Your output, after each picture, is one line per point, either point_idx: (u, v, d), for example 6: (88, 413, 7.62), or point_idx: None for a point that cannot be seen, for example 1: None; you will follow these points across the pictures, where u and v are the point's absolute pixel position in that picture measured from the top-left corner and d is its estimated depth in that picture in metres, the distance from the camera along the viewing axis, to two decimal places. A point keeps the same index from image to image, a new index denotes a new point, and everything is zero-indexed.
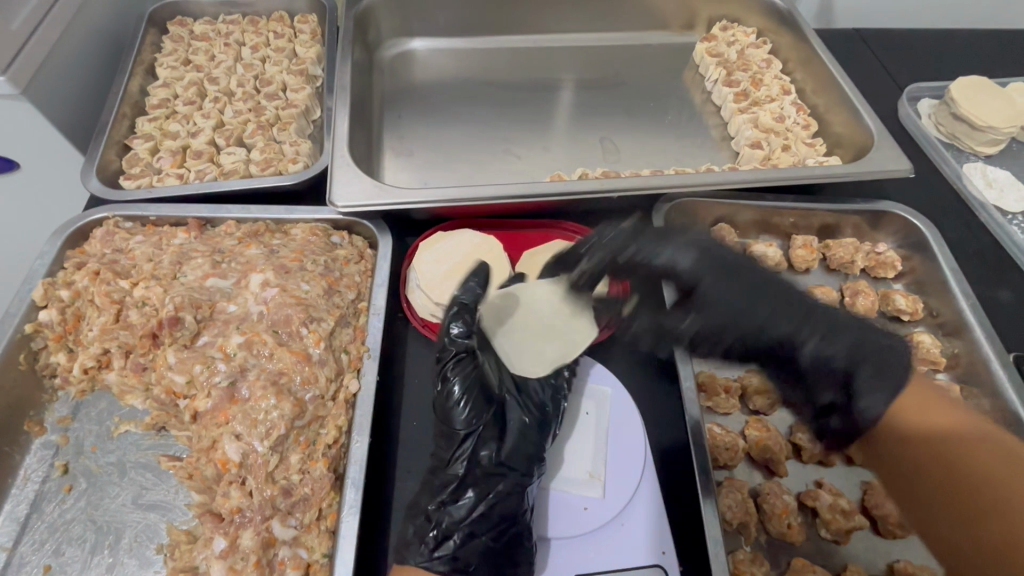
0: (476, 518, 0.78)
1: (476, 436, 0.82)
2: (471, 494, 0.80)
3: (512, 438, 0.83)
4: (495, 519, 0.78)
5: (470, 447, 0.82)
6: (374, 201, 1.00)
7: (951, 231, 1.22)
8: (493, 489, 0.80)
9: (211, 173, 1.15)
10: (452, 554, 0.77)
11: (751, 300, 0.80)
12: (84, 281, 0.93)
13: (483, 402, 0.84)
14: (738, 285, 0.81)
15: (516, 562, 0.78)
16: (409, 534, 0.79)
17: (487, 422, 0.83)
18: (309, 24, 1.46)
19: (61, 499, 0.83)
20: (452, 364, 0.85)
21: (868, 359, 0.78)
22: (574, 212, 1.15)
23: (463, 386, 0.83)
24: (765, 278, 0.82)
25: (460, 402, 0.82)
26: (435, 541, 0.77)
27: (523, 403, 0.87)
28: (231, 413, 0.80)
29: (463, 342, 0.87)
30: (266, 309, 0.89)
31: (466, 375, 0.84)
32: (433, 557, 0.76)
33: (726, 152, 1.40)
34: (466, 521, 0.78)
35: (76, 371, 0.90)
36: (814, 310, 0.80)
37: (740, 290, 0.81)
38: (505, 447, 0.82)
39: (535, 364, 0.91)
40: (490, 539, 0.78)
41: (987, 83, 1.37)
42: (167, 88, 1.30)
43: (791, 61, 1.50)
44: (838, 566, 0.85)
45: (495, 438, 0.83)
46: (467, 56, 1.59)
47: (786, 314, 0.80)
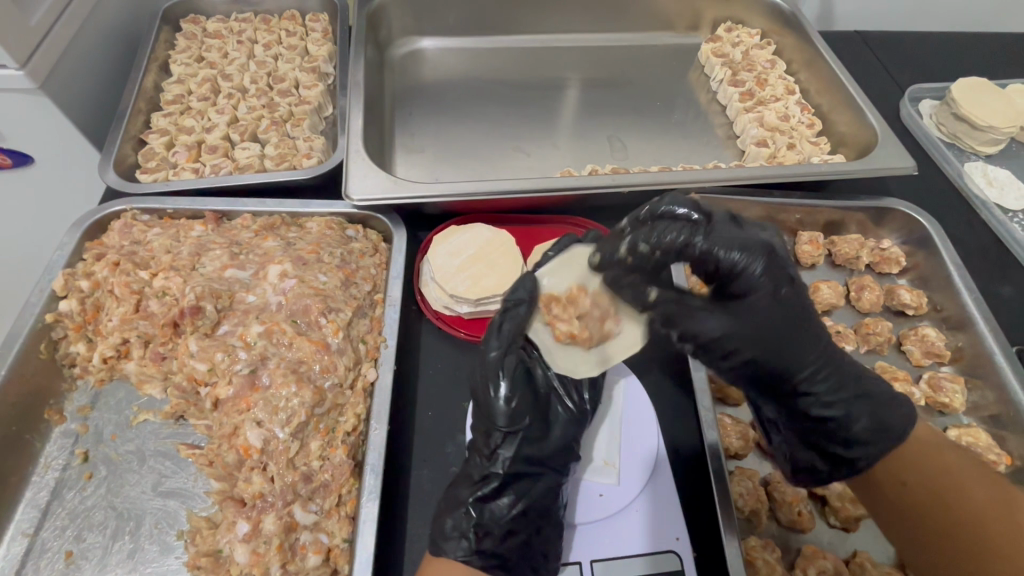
0: (516, 517, 0.79)
1: (517, 438, 0.82)
2: (508, 494, 0.81)
3: (554, 436, 0.86)
4: (531, 517, 0.80)
5: (512, 447, 0.82)
6: (389, 195, 1.02)
7: (953, 229, 1.25)
8: (532, 488, 0.82)
9: (226, 167, 1.17)
10: (492, 551, 0.77)
11: (803, 349, 0.71)
12: (104, 272, 0.94)
13: (530, 400, 0.85)
14: (790, 299, 0.71)
15: (548, 559, 0.78)
16: (447, 527, 0.77)
17: (531, 420, 0.84)
18: (320, 23, 1.48)
19: (82, 486, 0.84)
20: (499, 354, 0.82)
21: (874, 426, 0.71)
22: (583, 208, 1.17)
23: (510, 382, 0.82)
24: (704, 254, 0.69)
25: (508, 396, 0.81)
26: (475, 536, 0.76)
27: (566, 406, 0.89)
28: (252, 400, 0.81)
29: (510, 334, 0.82)
30: (285, 299, 0.91)
31: (512, 367, 0.83)
32: (473, 552, 0.75)
33: (732, 150, 1.42)
34: (505, 520, 0.79)
35: (96, 361, 0.91)
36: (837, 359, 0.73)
37: (794, 322, 0.70)
38: (546, 447, 0.84)
39: (581, 362, 0.83)
40: (529, 538, 0.79)
41: (986, 84, 1.40)
42: (181, 84, 1.32)
43: (794, 61, 1.52)
44: (848, 553, 0.87)
45: (537, 438, 0.85)
46: (476, 56, 1.61)
47: (842, 377, 0.72)
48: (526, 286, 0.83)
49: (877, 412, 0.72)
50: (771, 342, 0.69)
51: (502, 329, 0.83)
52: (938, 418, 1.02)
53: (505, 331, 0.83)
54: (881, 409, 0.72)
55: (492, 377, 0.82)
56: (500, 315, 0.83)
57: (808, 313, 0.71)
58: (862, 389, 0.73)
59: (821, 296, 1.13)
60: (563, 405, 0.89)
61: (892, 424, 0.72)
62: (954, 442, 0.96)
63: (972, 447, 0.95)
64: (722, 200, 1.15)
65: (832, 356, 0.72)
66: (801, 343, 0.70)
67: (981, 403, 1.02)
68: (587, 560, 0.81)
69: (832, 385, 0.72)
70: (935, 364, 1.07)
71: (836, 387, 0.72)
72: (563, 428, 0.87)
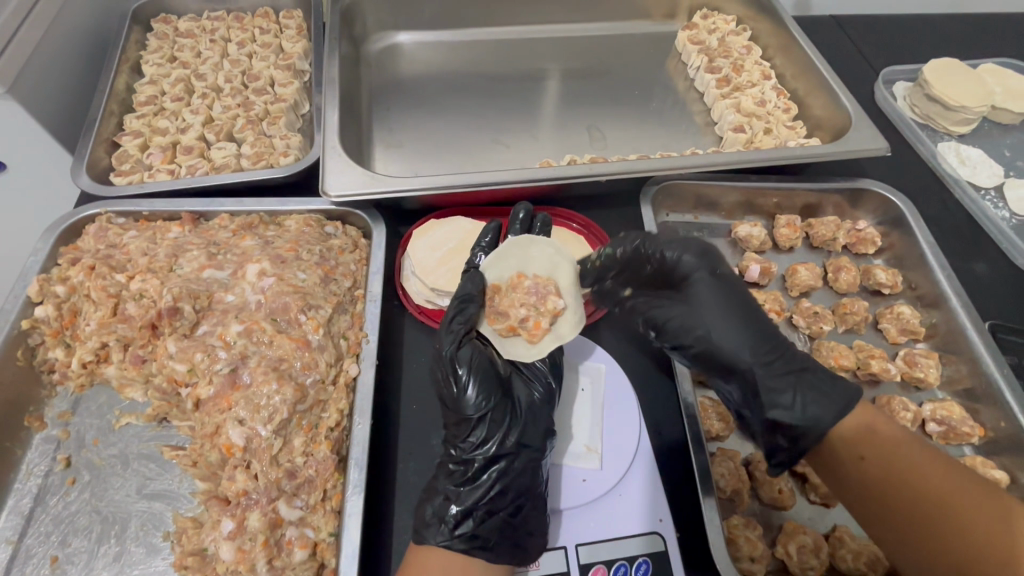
0: (494, 497, 0.80)
1: (486, 421, 0.83)
2: (489, 476, 0.81)
3: (523, 416, 0.85)
4: (512, 495, 0.80)
5: (482, 430, 0.82)
6: (366, 190, 1.01)
7: (928, 208, 1.27)
8: (508, 467, 0.82)
9: (202, 168, 1.16)
10: (473, 532, 0.77)
11: (736, 331, 0.83)
12: (80, 276, 0.93)
13: (493, 382, 0.84)
14: (722, 294, 0.85)
15: (534, 535, 0.79)
16: (428, 514, 0.79)
17: (498, 400, 0.84)
18: (294, 20, 1.47)
19: (65, 492, 0.84)
20: (454, 346, 0.85)
21: (816, 403, 0.78)
22: (563, 198, 1.18)
23: (470, 368, 0.83)
24: (719, 278, 0.86)
25: (469, 384, 0.82)
26: (456, 520, 0.77)
27: (530, 385, 0.89)
28: (234, 399, 0.81)
29: (460, 329, 0.86)
30: (264, 298, 0.90)
31: (468, 356, 0.84)
32: (454, 536, 0.76)
33: (710, 137, 1.43)
34: (485, 501, 0.79)
35: (75, 366, 0.91)
36: (781, 358, 0.82)
37: (729, 313, 0.84)
38: (516, 426, 0.84)
39: (526, 349, 0.92)
40: (511, 515, 0.79)
41: (957, 64, 1.42)
42: (154, 85, 1.30)
43: (770, 47, 1.53)
44: (827, 528, 0.88)
45: (505, 417, 0.84)
46: (453, 49, 1.60)
47: (782, 368, 0.82)
48: (474, 286, 0.91)
49: (817, 393, 0.79)
50: (709, 331, 0.83)
51: (454, 324, 0.87)
52: (913, 393, 1.05)
53: (456, 327, 0.86)
54: (815, 382, 0.80)
55: (451, 368, 0.84)
56: (446, 318, 0.87)
57: (748, 314, 0.84)
58: (804, 379, 0.81)
59: (799, 278, 1.14)
60: (525, 383, 0.90)
61: (827, 399, 0.78)
62: (930, 416, 0.99)
63: (946, 421, 0.97)
64: (700, 185, 1.16)
65: (766, 347, 0.83)
66: (734, 325, 0.83)
67: (956, 377, 1.04)
68: (572, 544, 0.82)
69: (772, 355, 0.82)
70: (910, 341, 1.09)
71: (784, 379, 0.80)
72: (527, 403, 0.87)
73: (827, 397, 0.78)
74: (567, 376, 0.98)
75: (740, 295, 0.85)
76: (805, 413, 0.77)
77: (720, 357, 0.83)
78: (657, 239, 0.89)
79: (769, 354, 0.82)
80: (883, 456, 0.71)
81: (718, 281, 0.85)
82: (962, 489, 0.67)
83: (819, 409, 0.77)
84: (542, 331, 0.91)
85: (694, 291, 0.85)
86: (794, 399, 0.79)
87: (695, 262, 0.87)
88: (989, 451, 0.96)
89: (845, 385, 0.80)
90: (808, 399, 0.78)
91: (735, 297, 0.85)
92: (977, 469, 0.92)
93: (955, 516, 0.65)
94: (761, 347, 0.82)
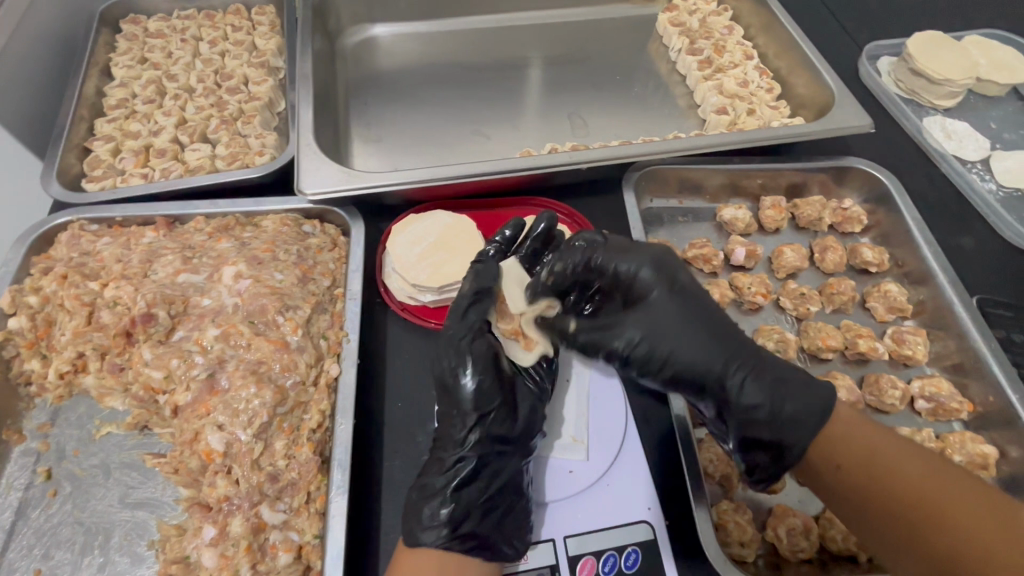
0: (491, 498, 0.78)
1: (487, 421, 0.81)
2: (485, 479, 0.79)
3: (523, 417, 0.84)
4: (508, 495, 0.80)
5: (480, 431, 0.81)
6: (344, 187, 1.00)
7: (915, 183, 1.25)
8: (505, 468, 0.81)
9: (176, 171, 1.14)
10: (470, 533, 0.76)
11: (699, 347, 0.78)
12: (53, 286, 0.92)
13: (495, 382, 0.83)
14: (679, 308, 0.79)
15: (525, 533, 0.79)
16: (426, 515, 0.76)
17: (499, 402, 0.83)
18: (266, 16, 1.44)
19: (47, 504, 0.83)
20: (466, 340, 0.84)
21: (793, 415, 0.73)
22: (544, 187, 1.16)
23: (476, 366, 0.82)
24: (673, 289, 0.80)
25: (472, 383, 0.81)
26: (455, 523, 0.75)
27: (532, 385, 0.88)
28: (211, 405, 0.80)
29: (475, 321, 0.85)
30: (240, 300, 0.89)
31: (480, 352, 0.83)
32: (452, 538, 0.75)
33: (694, 120, 1.41)
34: (481, 500, 0.78)
35: (52, 377, 0.89)
36: (753, 368, 0.76)
37: (688, 330, 0.78)
38: (516, 427, 0.83)
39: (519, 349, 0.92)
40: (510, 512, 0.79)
41: (941, 37, 1.40)
42: (125, 87, 1.27)
43: (752, 26, 1.51)
44: (819, 509, 0.87)
45: (507, 417, 0.83)
46: (430, 40, 1.57)
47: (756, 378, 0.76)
48: (489, 275, 0.89)
49: (794, 402, 0.74)
50: (672, 350, 0.78)
51: (467, 313, 0.86)
52: (903, 370, 1.04)
53: (470, 317, 0.86)
54: (790, 391, 0.75)
55: (454, 365, 0.82)
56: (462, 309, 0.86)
57: (709, 324, 0.79)
58: (778, 388, 0.75)
59: (785, 260, 1.13)
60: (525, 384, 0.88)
61: (806, 409, 0.73)
62: (919, 393, 0.98)
63: (935, 397, 0.97)
64: (683, 170, 1.15)
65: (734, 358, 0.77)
66: (695, 341, 0.78)
67: (944, 353, 1.03)
68: (560, 536, 0.81)
69: (743, 366, 0.76)
70: (898, 318, 1.08)
71: (757, 394, 0.75)
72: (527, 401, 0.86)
73: (804, 401, 0.74)
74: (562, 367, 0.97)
75: (700, 306, 0.80)
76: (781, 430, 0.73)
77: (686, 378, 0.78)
78: (609, 252, 0.83)
79: (739, 365, 0.76)
80: (856, 462, 0.69)
81: (673, 293, 0.80)
82: (938, 481, 0.67)
83: (797, 422, 0.73)
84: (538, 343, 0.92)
85: (650, 306, 0.80)
86: (769, 415, 0.74)
87: (648, 276, 0.81)
88: (978, 426, 0.96)
89: (820, 385, 0.76)
90: (783, 413, 0.73)
91: (694, 307, 0.80)
92: (967, 444, 0.92)
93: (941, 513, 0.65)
94: (727, 360, 0.77)
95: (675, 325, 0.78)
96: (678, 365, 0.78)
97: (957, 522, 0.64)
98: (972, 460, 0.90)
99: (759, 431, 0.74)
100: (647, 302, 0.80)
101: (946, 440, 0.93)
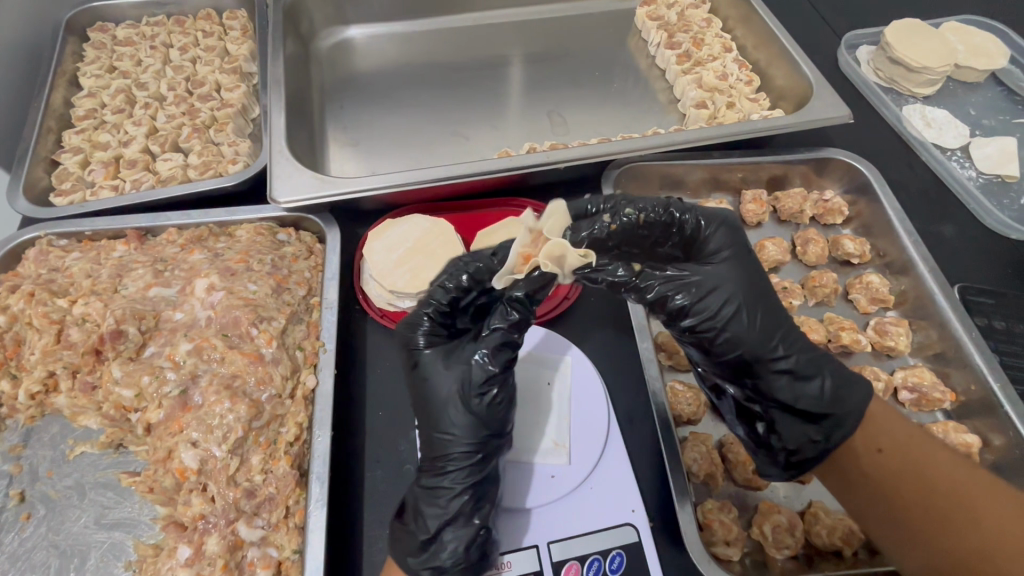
0: (470, 504, 0.74)
1: (454, 427, 0.75)
2: (463, 485, 0.74)
3: (491, 416, 0.75)
4: (484, 500, 0.75)
5: (452, 437, 0.75)
6: (316, 194, 0.98)
7: (895, 173, 1.25)
8: (478, 470, 0.75)
9: (147, 182, 1.12)
10: (451, 543, 0.72)
11: (766, 312, 0.75)
12: (20, 304, 0.89)
13: (459, 385, 0.76)
14: (750, 272, 0.77)
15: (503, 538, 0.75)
16: (417, 536, 0.73)
17: (467, 405, 0.75)
18: (238, 20, 1.41)
19: (20, 529, 0.81)
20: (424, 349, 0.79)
21: (840, 395, 0.74)
22: (524, 188, 1.15)
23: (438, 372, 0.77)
24: (747, 256, 0.78)
25: (439, 388, 0.76)
26: (436, 531, 0.73)
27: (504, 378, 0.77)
28: (185, 421, 0.79)
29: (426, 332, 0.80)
30: (214, 313, 0.87)
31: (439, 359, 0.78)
32: (434, 548, 0.72)
33: (674, 115, 1.40)
34: (464, 504, 0.73)
35: (23, 398, 0.87)
36: (803, 344, 0.76)
37: (758, 293, 0.76)
38: (486, 426, 0.75)
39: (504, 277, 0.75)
40: (478, 533, 0.73)
41: (920, 24, 1.40)
42: (93, 98, 1.25)
43: (730, 18, 1.50)
44: (803, 504, 0.87)
45: (474, 419, 0.75)
46: (406, 40, 1.55)
47: (804, 351, 0.76)
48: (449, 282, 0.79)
49: (836, 383, 0.75)
50: (741, 310, 0.74)
51: (417, 323, 0.80)
52: (886, 361, 1.04)
53: (424, 328, 0.80)
54: (835, 372, 0.76)
55: (418, 371, 0.79)
56: (415, 320, 0.80)
57: (770, 294, 0.78)
58: (825, 366, 0.76)
59: (767, 254, 1.12)
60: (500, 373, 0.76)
61: (851, 393, 0.74)
62: (902, 383, 0.98)
63: (918, 388, 0.97)
64: (663, 166, 1.13)
65: (792, 330, 0.76)
66: (763, 304, 0.75)
67: (927, 343, 1.03)
68: (544, 542, 0.80)
69: (796, 339, 0.76)
70: (880, 309, 1.08)
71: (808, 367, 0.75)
72: (471, 417, 0.75)
73: (846, 382, 0.75)
74: (546, 374, 0.95)
75: (764, 277, 0.78)
76: (830, 403, 0.73)
77: (748, 339, 0.74)
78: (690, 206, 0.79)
79: (792, 338, 0.76)
80: (871, 448, 0.71)
81: (745, 258, 0.78)
82: (962, 478, 0.67)
83: (844, 402, 0.73)
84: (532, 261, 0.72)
85: (725, 269, 0.76)
86: (818, 388, 0.74)
87: (726, 240, 0.78)
88: (961, 415, 0.96)
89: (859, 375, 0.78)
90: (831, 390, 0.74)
91: (761, 276, 0.77)
92: (950, 434, 0.92)
93: (961, 505, 0.65)
94: (786, 331, 0.75)
95: (746, 288, 0.75)
96: (741, 333, 0.73)
97: (980, 517, 0.64)
98: (955, 450, 0.90)
99: (805, 399, 0.74)
100: (726, 261, 0.77)
101: (930, 430, 0.93)
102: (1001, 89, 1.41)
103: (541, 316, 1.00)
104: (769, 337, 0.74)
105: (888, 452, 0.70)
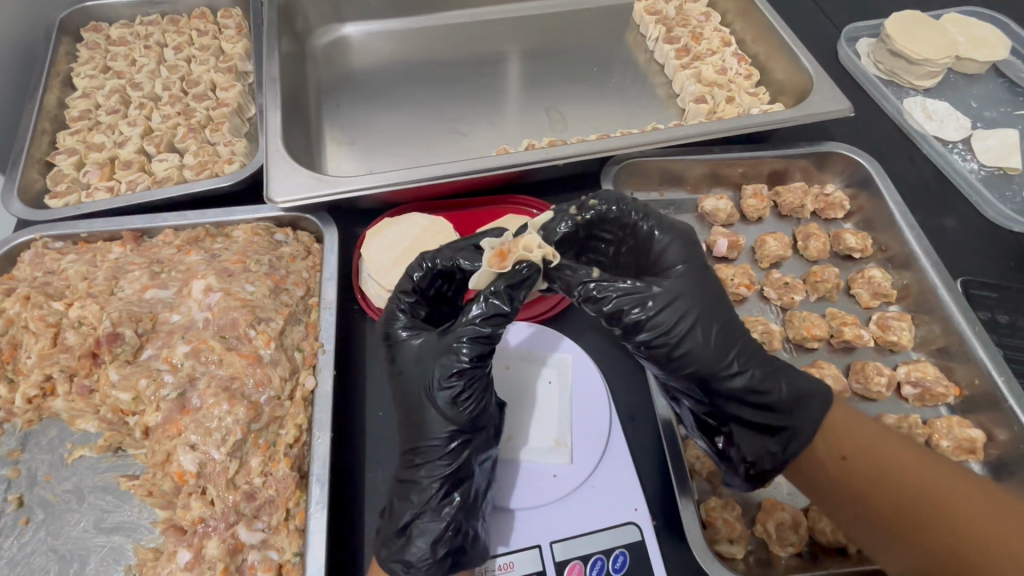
0: (441, 501, 0.73)
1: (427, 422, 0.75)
2: (437, 481, 0.74)
3: (460, 411, 0.73)
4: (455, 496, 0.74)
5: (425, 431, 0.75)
6: (312, 194, 0.97)
7: (896, 166, 1.24)
8: (447, 468, 0.74)
9: (143, 183, 1.11)
10: (423, 540, 0.72)
11: (721, 324, 0.72)
12: (16, 308, 0.89)
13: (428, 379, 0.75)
14: (704, 282, 0.74)
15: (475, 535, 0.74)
16: (397, 534, 0.73)
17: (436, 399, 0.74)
18: (233, 18, 1.40)
19: (19, 534, 0.80)
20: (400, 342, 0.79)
21: (798, 407, 0.72)
22: (523, 185, 1.14)
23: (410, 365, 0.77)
24: (703, 265, 0.76)
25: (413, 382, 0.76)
26: (410, 526, 0.73)
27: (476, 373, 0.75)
28: (183, 424, 0.78)
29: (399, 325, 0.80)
30: (211, 315, 0.87)
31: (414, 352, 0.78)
32: (409, 545, 0.72)
33: (673, 110, 1.39)
34: (433, 499, 0.73)
35: (20, 402, 0.86)
36: (761, 355, 0.74)
37: (713, 304, 0.73)
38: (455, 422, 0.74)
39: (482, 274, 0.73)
40: (448, 530, 0.72)
41: (920, 16, 1.38)
42: (87, 99, 1.24)
43: (729, 12, 1.49)
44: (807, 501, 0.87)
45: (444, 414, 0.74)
46: (403, 37, 1.54)
47: (762, 362, 0.73)
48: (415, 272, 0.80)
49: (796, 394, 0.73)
50: (696, 322, 0.71)
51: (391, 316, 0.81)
52: (889, 356, 1.03)
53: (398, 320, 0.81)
54: (794, 383, 0.73)
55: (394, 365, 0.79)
56: (389, 313, 0.81)
57: (727, 303, 0.75)
58: (784, 377, 0.73)
59: (768, 249, 1.11)
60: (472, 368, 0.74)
61: (811, 404, 0.72)
62: (905, 378, 0.98)
63: (921, 382, 0.96)
64: (665, 161, 1.13)
65: (748, 342, 0.74)
66: (718, 316, 0.73)
67: (930, 337, 1.02)
68: (544, 542, 0.80)
69: (752, 352, 0.73)
70: (882, 304, 1.07)
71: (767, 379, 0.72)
72: (441, 412, 0.74)
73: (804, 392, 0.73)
74: (541, 371, 0.94)
75: (719, 288, 0.76)
76: (786, 415, 0.72)
77: (705, 352, 0.71)
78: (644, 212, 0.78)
79: (750, 351, 0.73)
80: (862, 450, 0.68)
81: (700, 269, 0.75)
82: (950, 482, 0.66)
83: (800, 413, 0.71)
84: (514, 256, 0.72)
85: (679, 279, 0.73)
86: (776, 399, 0.72)
87: (681, 250, 0.76)
88: (964, 409, 0.95)
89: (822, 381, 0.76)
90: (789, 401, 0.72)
91: (715, 286, 0.75)
92: (954, 429, 0.91)
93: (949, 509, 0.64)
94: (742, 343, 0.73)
95: (702, 299, 0.72)
96: (696, 344, 0.71)
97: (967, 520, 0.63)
98: (959, 445, 0.89)
99: (762, 411, 0.72)
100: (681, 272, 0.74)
101: (933, 425, 0.92)
102: (1003, 81, 1.40)
103: (541, 315, 1.00)
104: (725, 349, 0.72)
105: (880, 453, 0.68)
